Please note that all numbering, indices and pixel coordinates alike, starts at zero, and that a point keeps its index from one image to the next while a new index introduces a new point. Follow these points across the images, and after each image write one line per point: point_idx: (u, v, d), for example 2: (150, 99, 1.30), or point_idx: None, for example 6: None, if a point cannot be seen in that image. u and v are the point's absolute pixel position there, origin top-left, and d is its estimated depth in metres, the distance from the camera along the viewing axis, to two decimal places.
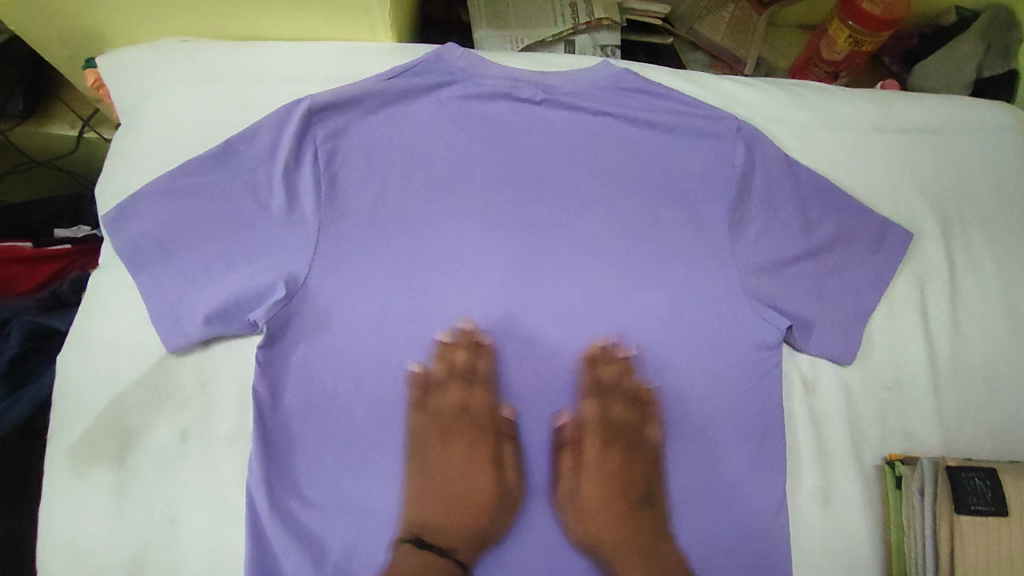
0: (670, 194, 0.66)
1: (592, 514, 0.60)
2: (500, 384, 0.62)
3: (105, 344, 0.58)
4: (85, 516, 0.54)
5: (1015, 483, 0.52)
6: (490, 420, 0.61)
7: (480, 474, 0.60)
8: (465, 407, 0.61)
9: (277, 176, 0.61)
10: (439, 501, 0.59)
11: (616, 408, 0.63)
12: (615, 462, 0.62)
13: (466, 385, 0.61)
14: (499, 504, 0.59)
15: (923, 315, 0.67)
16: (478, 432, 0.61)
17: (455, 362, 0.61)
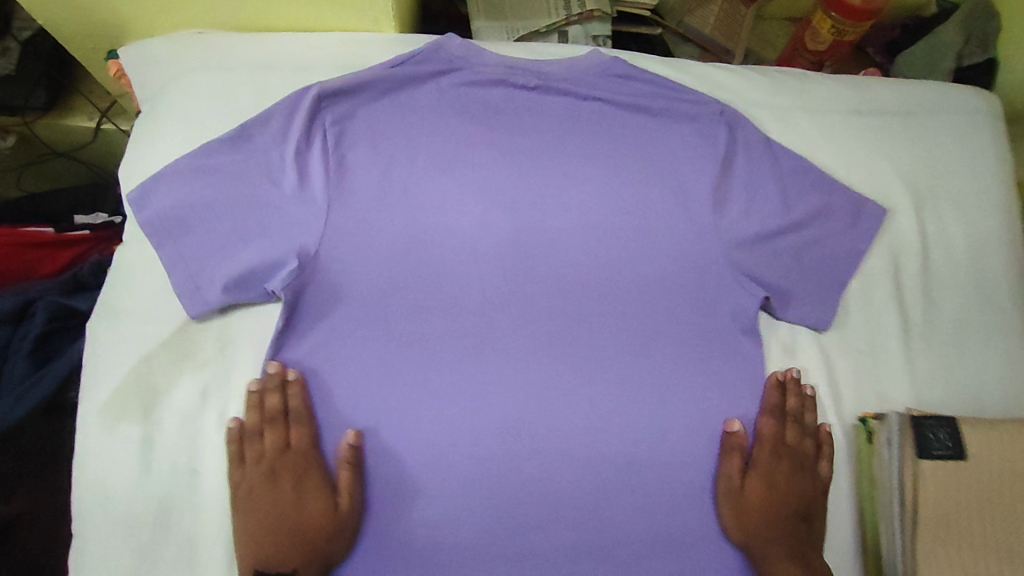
0: (657, 174, 0.70)
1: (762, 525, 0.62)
2: (313, 415, 0.61)
3: (130, 311, 0.63)
4: (114, 468, 0.59)
5: (972, 429, 0.57)
6: (311, 458, 0.60)
7: (285, 501, 0.59)
8: (286, 445, 0.60)
9: (289, 157, 0.65)
10: (279, 531, 0.57)
11: (793, 430, 0.65)
12: (782, 478, 0.64)
13: (279, 425, 0.60)
14: (319, 533, 0.58)
15: (896, 285, 0.72)
16: (301, 465, 0.60)
17: (267, 405, 0.60)
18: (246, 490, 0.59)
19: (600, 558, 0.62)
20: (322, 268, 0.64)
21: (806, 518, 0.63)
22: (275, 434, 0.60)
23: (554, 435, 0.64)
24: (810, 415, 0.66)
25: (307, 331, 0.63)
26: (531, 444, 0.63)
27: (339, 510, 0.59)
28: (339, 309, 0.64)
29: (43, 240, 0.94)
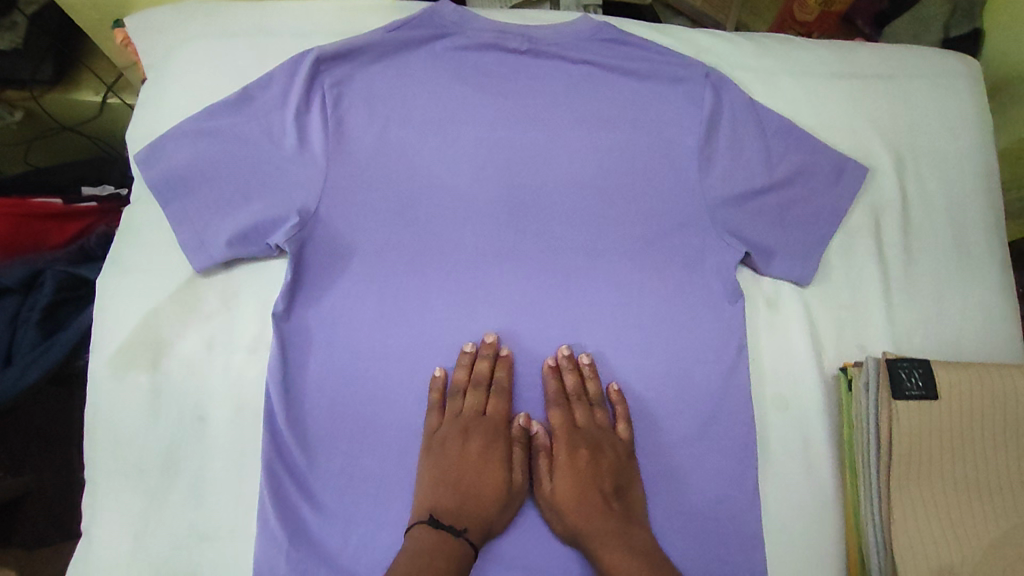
0: (645, 135, 0.73)
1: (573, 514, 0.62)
2: (513, 394, 0.66)
3: (139, 266, 0.65)
4: (123, 414, 0.61)
5: (946, 369, 0.58)
6: (501, 426, 0.65)
7: (495, 473, 0.62)
8: (482, 412, 0.65)
9: (289, 118, 0.68)
10: (451, 486, 0.61)
11: (558, 412, 0.65)
12: (585, 464, 0.64)
13: (483, 391, 0.65)
14: (502, 498, 0.62)
15: (877, 241, 0.74)
16: (491, 433, 0.64)
17: (477, 372, 0.65)
18: (473, 449, 0.63)
19: None
20: (322, 224, 0.67)
21: (619, 498, 0.63)
22: (477, 399, 0.64)
23: (545, 385, 0.67)
24: (593, 384, 0.67)
25: (307, 284, 0.66)
26: (524, 389, 0.66)
27: (514, 485, 0.63)
28: (339, 264, 0.67)
29: (52, 212, 0.97)
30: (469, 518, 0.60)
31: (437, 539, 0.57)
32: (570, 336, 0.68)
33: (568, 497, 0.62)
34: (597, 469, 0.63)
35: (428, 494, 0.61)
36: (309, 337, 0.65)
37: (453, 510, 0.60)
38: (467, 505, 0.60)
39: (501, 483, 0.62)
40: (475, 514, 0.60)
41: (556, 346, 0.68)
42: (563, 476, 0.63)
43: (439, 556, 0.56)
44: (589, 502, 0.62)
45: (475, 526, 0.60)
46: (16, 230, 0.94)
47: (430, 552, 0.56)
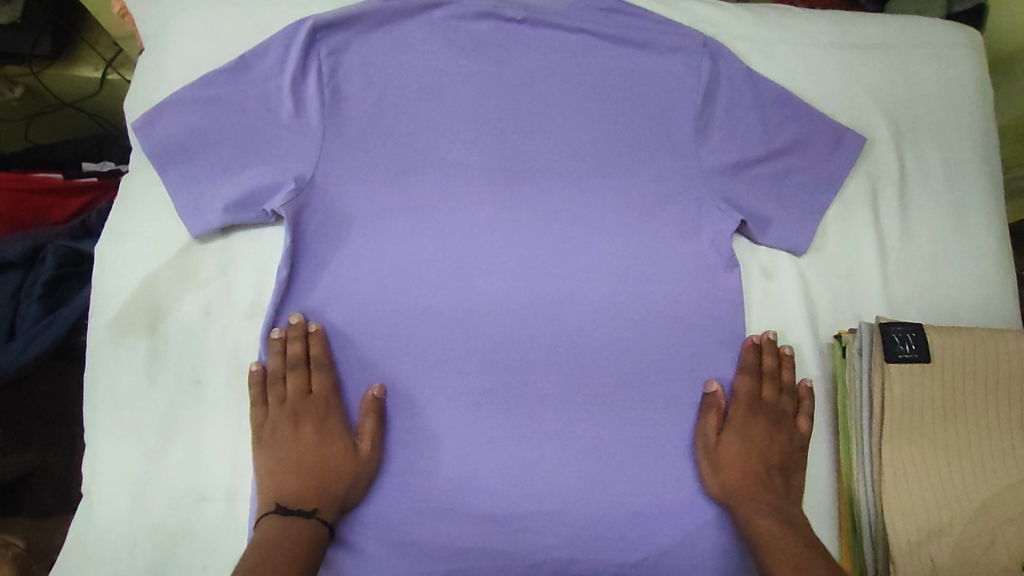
0: (642, 105, 0.73)
1: (733, 473, 0.64)
2: (338, 365, 0.64)
3: (137, 233, 0.66)
4: (121, 377, 0.62)
5: (939, 333, 0.58)
6: (331, 402, 0.63)
7: (335, 452, 0.61)
8: (307, 392, 0.63)
9: (286, 87, 0.68)
10: (303, 472, 0.60)
11: (769, 388, 0.67)
12: (759, 437, 0.66)
13: (303, 372, 0.62)
14: (349, 473, 0.60)
15: (874, 211, 0.74)
16: (321, 412, 0.63)
17: (290, 354, 0.62)
18: (290, 438, 0.61)
19: (586, 468, 0.64)
20: (318, 192, 0.67)
21: (784, 472, 0.64)
22: (298, 380, 0.62)
23: (540, 353, 0.67)
24: (788, 371, 0.68)
25: (302, 251, 0.66)
26: (520, 356, 0.66)
27: (359, 461, 0.61)
28: (334, 231, 0.67)
29: (52, 187, 0.97)
30: (320, 497, 0.59)
31: (285, 527, 0.56)
32: (590, 296, 0.69)
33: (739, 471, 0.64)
34: (773, 446, 0.65)
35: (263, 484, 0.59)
36: (305, 304, 0.65)
37: (296, 496, 0.58)
38: (318, 490, 0.59)
39: (350, 465, 0.61)
40: (330, 491, 0.59)
41: (553, 314, 0.68)
42: (734, 449, 0.64)
43: (291, 541, 0.55)
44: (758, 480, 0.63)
45: (328, 504, 0.59)
46: (17, 205, 0.95)
47: (278, 538, 0.55)
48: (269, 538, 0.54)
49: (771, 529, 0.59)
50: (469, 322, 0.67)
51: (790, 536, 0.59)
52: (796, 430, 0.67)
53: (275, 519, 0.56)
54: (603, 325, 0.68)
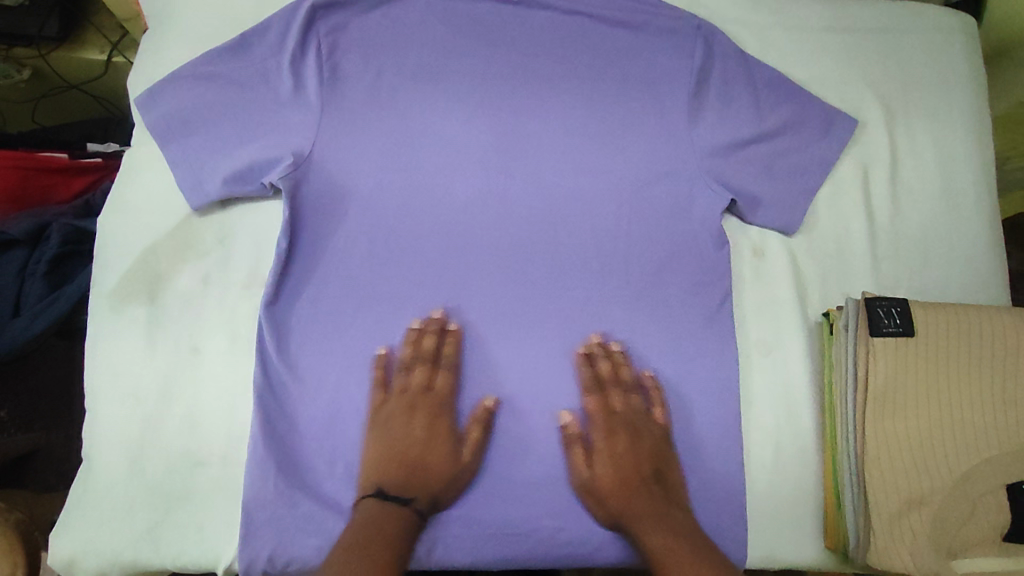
0: (636, 86, 0.74)
1: (609, 492, 0.62)
2: (460, 353, 0.66)
3: (139, 204, 0.67)
4: (123, 343, 0.63)
5: (923, 308, 0.59)
6: (451, 400, 0.64)
7: (442, 450, 0.62)
8: (429, 388, 0.64)
9: (285, 64, 0.69)
10: (397, 462, 0.61)
11: (616, 396, 0.65)
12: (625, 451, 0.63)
13: (429, 367, 0.65)
14: (443, 472, 0.61)
15: (865, 192, 0.75)
16: (439, 408, 0.64)
17: (425, 348, 0.65)
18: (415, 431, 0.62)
19: (577, 441, 0.65)
20: (315, 167, 0.68)
21: (659, 482, 0.63)
22: (423, 374, 0.64)
23: (532, 328, 0.68)
24: (626, 370, 0.66)
25: (298, 223, 0.67)
26: (511, 328, 0.68)
27: (462, 461, 0.62)
28: (332, 206, 0.68)
29: (60, 166, 0.98)
30: (419, 490, 0.60)
31: (382, 520, 0.58)
32: (566, 281, 0.69)
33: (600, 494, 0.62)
34: (642, 448, 0.64)
35: (383, 471, 0.60)
36: (302, 276, 0.66)
37: (396, 485, 0.60)
38: (420, 484, 0.60)
39: (448, 462, 0.62)
40: (427, 488, 0.61)
41: (545, 290, 0.69)
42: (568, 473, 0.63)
43: (376, 528, 0.57)
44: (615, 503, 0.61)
45: (422, 497, 0.60)
46: (24, 182, 0.96)
47: (376, 525, 0.57)
48: (358, 522, 0.57)
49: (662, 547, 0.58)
50: (463, 297, 0.68)
51: (686, 552, 0.58)
52: (647, 430, 0.65)
53: (386, 506, 0.58)
54: (593, 301, 0.69)
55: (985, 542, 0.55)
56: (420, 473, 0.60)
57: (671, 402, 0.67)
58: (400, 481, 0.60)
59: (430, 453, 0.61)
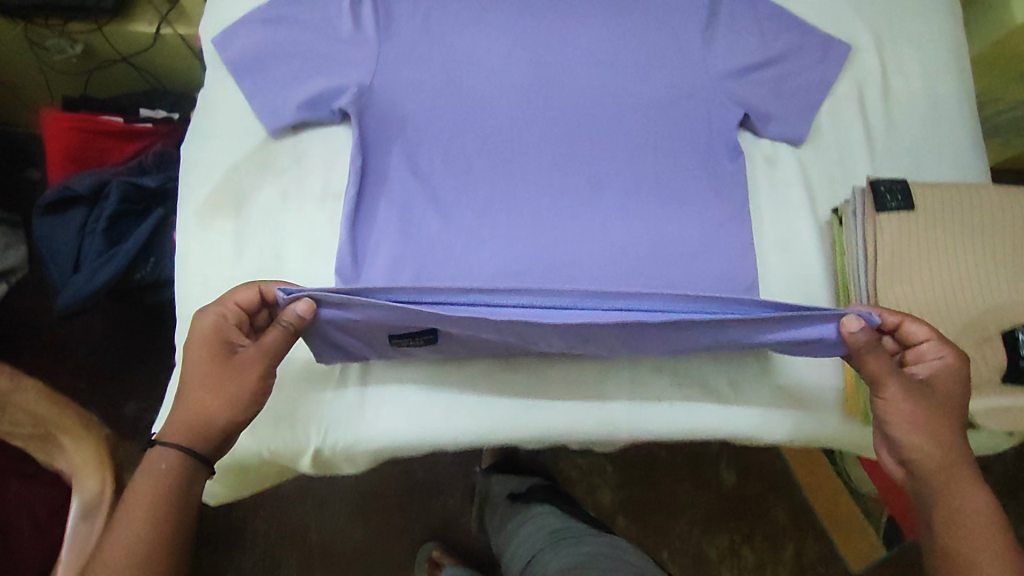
0: (655, 17, 0.82)
1: (939, 439, 0.60)
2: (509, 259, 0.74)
3: (216, 134, 0.75)
4: (214, 254, 0.72)
5: (921, 187, 0.67)
6: (227, 323, 0.63)
7: (204, 370, 0.61)
8: (223, 314, 0.63)
9: (346, 9, 0.78)
10: (183, 394, 0.61)
11: (946, 357, 0.61)
12: (952, 403, 0.61)
13: (224, 308, 0.63)
14: (222, 381, 0.61)
15: (862, 106, 0.83)
16: (217, 331, 0.62)
17: (234, 304, 0.64)
18: (194, 357, 0.62)
19: None
20: (372, 94, 0.76)
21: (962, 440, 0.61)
22: (215, 313, 0.62)
23: (571, 234, 0.76)
24: (921, 335, 0.62)
25: (359, 142, 0.74)
26: (551, 235, 0.76)
27: (237, 369, 0.62)
28: (390, 130, 0.76)
29: (114, 130, 1.06)
30: (187, 418, 0.61)
31: (151, 479, 0.58)
32: (602, 188, 0.78)
33: (944, 433, 0.60)
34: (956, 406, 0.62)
35: (174, 409, 0.61)
36: (366, 190, 0.74)
37: (178, 421, 0.61)
38: (200, 416, 0.60)
39: (231, 391, 0.61)
40: (203, 408, 0.61)
41: (578, 198, 0.77)
42: (948, 388, 0.61)
43: (165, 480, 0.59)
44: (959, 451, 0.60)
45: (204, 428, 0.61)
46: (83, 144, 1.04)
47: (165, 476, 0.59)
48: (151, 479, 0.58)
49: (977, 505, 0.58)
50: (509, 207, 0.76)
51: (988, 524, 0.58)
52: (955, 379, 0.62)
53: (164, 454, 0.59)
54: (625, 209, 0.77)
55: (986, 385, 0.64)
56: (197, 401, 0.61)
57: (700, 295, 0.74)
58: (183, 415, 0.61)
59: (191, 383, 0.61)
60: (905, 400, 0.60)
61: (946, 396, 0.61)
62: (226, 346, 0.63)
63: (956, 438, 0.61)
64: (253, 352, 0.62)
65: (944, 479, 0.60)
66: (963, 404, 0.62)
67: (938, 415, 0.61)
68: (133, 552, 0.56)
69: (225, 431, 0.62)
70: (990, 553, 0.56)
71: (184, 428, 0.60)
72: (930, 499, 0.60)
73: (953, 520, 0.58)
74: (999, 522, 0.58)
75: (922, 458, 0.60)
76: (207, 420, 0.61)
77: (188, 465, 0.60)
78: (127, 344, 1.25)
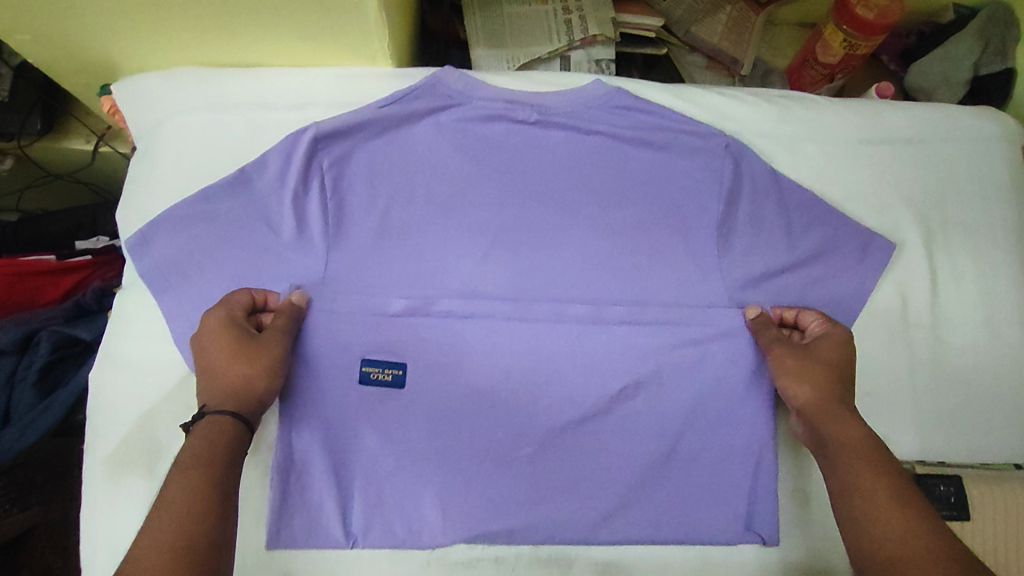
0: (660, 211, 0.68)
1: (816, 390, 0.58)
2: (473, 518, 0.62)
3: (132, 362, 0.64)
4: (122, 518, 0.61)
5: (976, 489, 0.59)
6: (237, 310, 0.58)
7: (226, 350, 0.55)
8: (231, 307, 0.58)
9: (288, 204, 0.64)
10: (208, 380, 0.54)
11: (824, 326, 0.63)
12: (834, 359, 0.60)
13: (228, 302, 0.58)
14: (252, 356, 0.55)
15: (903, 321, 0.70)
16: (227, 318, 0.57)
17: (240, 300, 0.59)
18: (213, 342, 0.55)
19: None
20: (315, 311, 0.61)
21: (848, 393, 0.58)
22: (224, 308, 0.57)
23: (551, 485, 0.63)
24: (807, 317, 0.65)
25: (295, 383, 0.61)
26: (526, 495, 0.63)
27: (263, 345, 0.56)
28: (338, 369, 0.61)
29: (45, 268, 0.93)
30: (221, 396, 0.53)
31: (205, 430, 0.50)
32: (588, 424, 0.64)
33: (827, 381, 0.58)
34: (842, 362, 0.60)
35: (206, 395, 0.54)
36: (304, 441, 0.61)
37: (213, 400, 0.53)
38: (237, 387, 0.54)
39: (263, 363, 0.56)
40: (235, 385, 0.54)
41: (560, 438, 0.64)
42: (827, 346, 0.61)
43: (211, 436, 0.50)
44: (841, 390, 0.58)
45: (243, 402, 0.54)
46: (11, 287, 0.92)
47: (216, 435, 0.50)
48: (199, 440, 0.49)
49: (856, 431, 0.55)
50: (477, 459, 0.63)
51: (870, 459, 0.52)
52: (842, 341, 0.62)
53: (206, 421, 0.51)
54: (618, 455, 0.64)
55: None
56: (230, 376, 0.54)
57: (689, 560, 0.64)
58: (217, 391, 0.53)
59: (215, 363, 0.55)
60: (785, 355, 0.60)
61: (829, 356, 0.60)
62: (245, 327, 0.57)
63: (842, 391, 0.58)
64: (277, 328, 0.58)
65: (828, 421, 0.56)
66: (847, 366, 0.60)
67: (823, 367, 0.59)
68: (196, 482, 0.46)
69: (263, 404, 0.56)
70: (876, 484, 0.50)
71: (225, 395, 0.53)
72: (823, 446, 0.56)
73: (834, 453, 0.54)
74: (877, 455, 0.53)
75: (805, 404, 0.58)
76: (248, 386, 0.54)
77: (239, 426, 0.52)
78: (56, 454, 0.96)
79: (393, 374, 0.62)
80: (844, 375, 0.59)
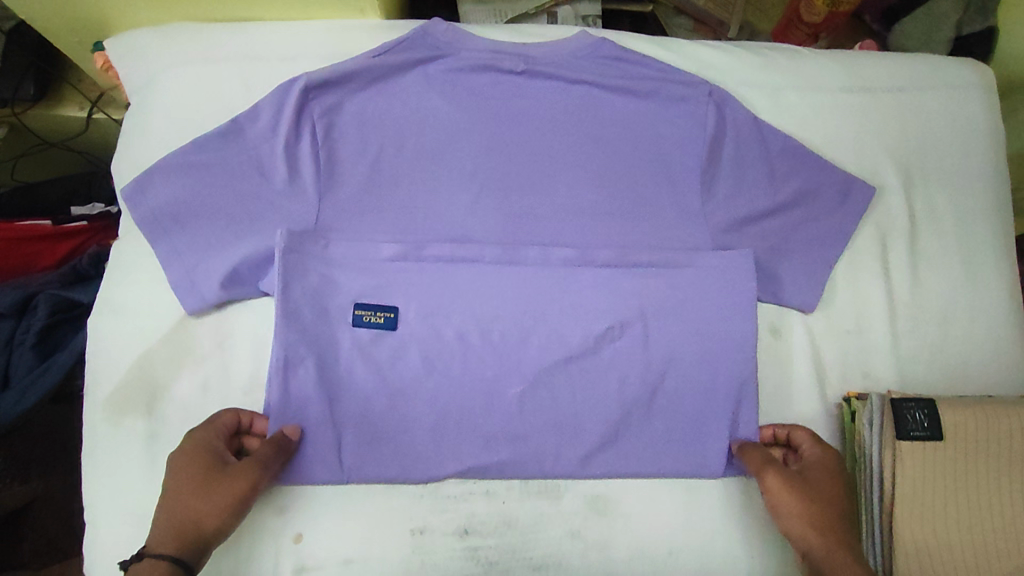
0: (645, 157, 0.70)
1: (818, 519, 0.57)
2: (463, 452, 0.64)
3: (130, 309, 0.66)
4: (122, 458, 0.63)
5: (950, 411, 0.61)
6: (213, 439, 0.58)
7: (188, 480, 0.55)
8: (208, 431, 0.59)
9: (279, 151, 0.65)
10: (164, 512, 0.54)
11: (818, 450, 0.62)
12: (830, 484, 0.59)
13: (209, 425, 0.59)
14: (211, 491, 0.55)
15: (883, 262, 0.72)
16: (201, 444, 0.57)
17: (222, 423, 0.60)
18: (179, 471, 0.56)
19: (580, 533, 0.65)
20: (305, 255, 0.63)
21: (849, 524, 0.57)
22: (200, 431, 0.59)
23: (540, 423, 0.65)
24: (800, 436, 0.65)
25: (288, 325, 0.62)
26: (516, 431, 0.65)
27: (226, 480, 0.55)
28: (333, 309, 0.63)
29: (40, 233, 0.94)
30: (170, 532, 0.52)
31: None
32: (576, 363, 0.66)
33: (825, 509, 0.57)
34: (837, 488, 0.59)
35: (154, 529, 0.53)
36: (298, 379, 0.62)
37: (157, 536, 0.52)
38: (186, 528, 0.53)
39: (221, 501, 0.55)
40: (188, 522, 0.53)
41: (548, 377, 0.65)
42: (821, 471, 0.60)
43: None
44: (841, 524, 0.57)
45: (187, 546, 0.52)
46: (8, 253, 0.93)
47: None
48: None
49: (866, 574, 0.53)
50: (468, 397, 0.64)
51: None
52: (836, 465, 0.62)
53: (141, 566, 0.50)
54: (606, 392, 0.66)
55: None
56: (184, 513, 0.53)
57: (672, 492, 0.67)
58: (166, 528, 0.53)
59: (173, 494, 0.54)
60: (784, 479, 0.59)
61: (824, 484, 0.59)
62: (216, 457, 0.57)
63: (842, 522, 0.57)
64: (247, 463, 0.57)
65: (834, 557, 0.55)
66: (842, 493, 0.59)
67: (819, 493, 0.58)
68: None
69: (208, 550, 0.54)
70: None
71: (170, 536, 0.52)
72: None
73: None
74: None
75: (808, 535, 0.57)
76: (197, 526, 0.53)
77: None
78: (53, 423, 0.95)
79: (385, 316, 0.64)
80: (843, 502, 0.58)
